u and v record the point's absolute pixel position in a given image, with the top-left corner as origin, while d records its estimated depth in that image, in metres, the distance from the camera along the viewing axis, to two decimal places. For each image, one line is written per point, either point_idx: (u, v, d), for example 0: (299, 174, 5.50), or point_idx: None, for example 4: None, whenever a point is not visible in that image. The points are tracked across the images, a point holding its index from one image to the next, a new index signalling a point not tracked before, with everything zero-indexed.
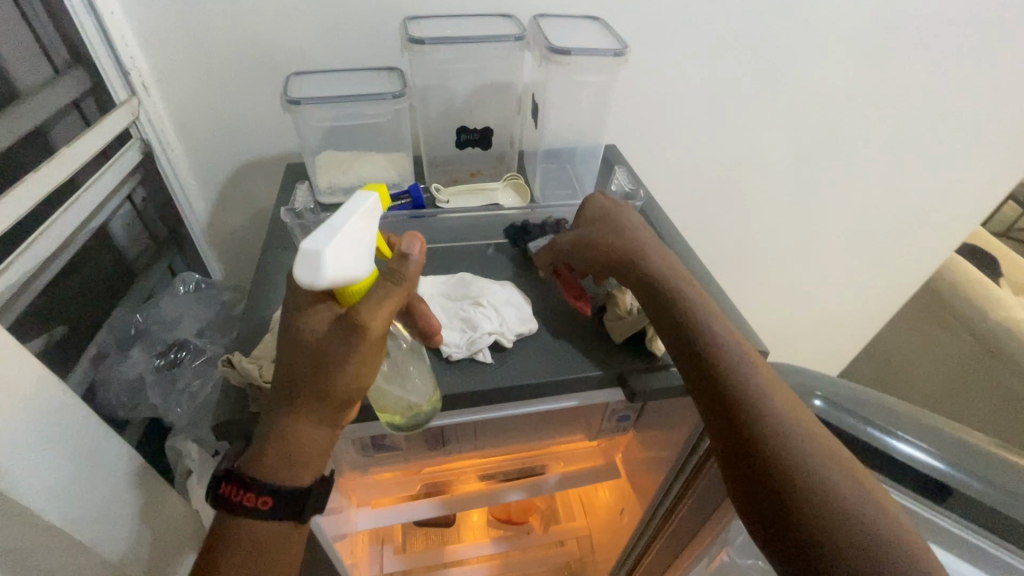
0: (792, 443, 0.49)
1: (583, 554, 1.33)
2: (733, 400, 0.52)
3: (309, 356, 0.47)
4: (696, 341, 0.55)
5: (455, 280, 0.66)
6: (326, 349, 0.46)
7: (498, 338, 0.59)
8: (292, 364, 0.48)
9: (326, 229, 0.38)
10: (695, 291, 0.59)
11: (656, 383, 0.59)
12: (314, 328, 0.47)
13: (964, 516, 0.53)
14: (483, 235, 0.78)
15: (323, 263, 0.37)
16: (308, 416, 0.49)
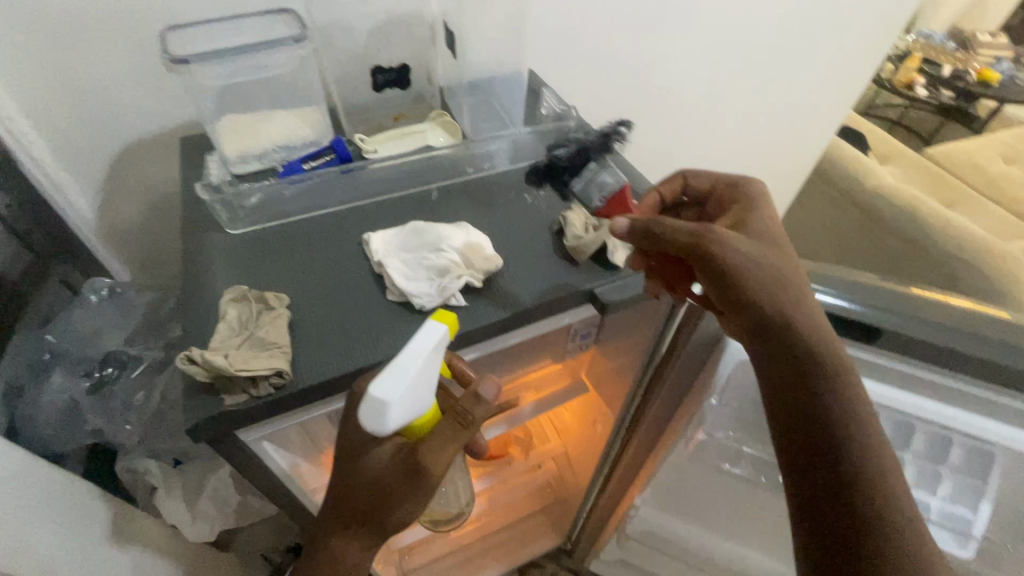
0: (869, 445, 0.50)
1: (563, 471, 1.42)
2: (831, 431, 0.51)
3: (367, 493, 0.53)
4: (808, 368, 0.53)
5: (409, 231, 0.64)
6: (386, 485, 0.52)
7: (468, 279, 0.59)
8: (353, 493, 0.54)
9: (393, 376, 0.41)
10: (815, 312, 0.56)
11: (624, 292, 0.62)
12: (379, 460, 0.53)
13: (896, 349, 0.61)
14: (424, 180, 0.75)
15: (388, 414, 0.41)
16: (356, 538, 0.57)
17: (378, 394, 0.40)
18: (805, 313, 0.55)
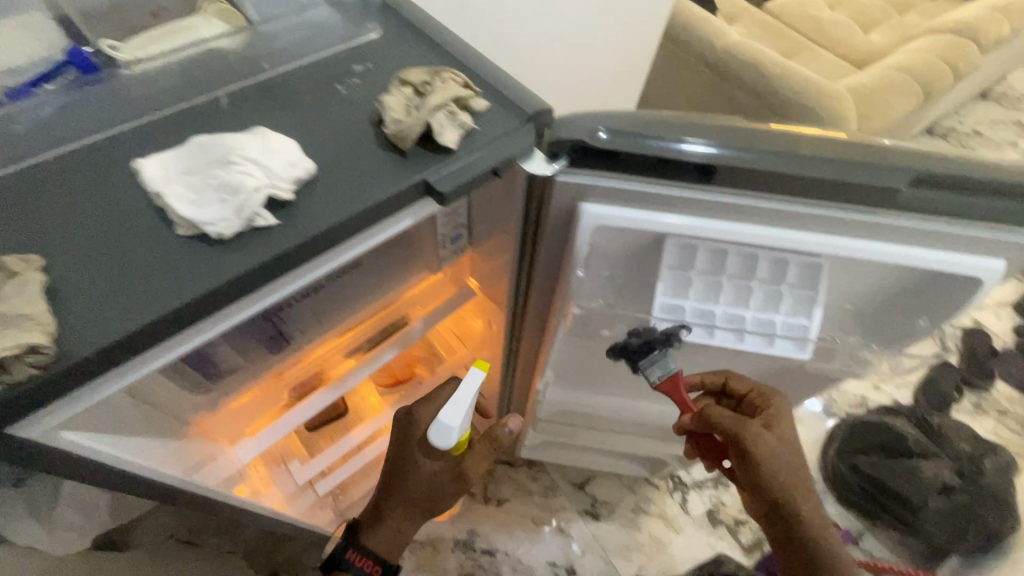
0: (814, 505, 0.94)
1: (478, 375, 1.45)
2: (810, 546, 0.93)
3: (427, 487, 1.11)
4: (806, 538, 0.94)
5: (192, 147, 0.53)
6: (436, 487, 1.11)
7: (271, 193, 0.51)
8: (418, 484, 1.11)
9: (452, 408, 0.88)
10: (809, 502, 0.94)
11: (464, 176, 0.56)
12: (433, 471, 1.09)
13: (738, 188, 0.62)
14: (205, 89, 0.61)
15: (450, 428, 0.88)
16: (414, 503, 1.13)
17: (446, 419, 0.88)
18: (790, 450, 0.93)
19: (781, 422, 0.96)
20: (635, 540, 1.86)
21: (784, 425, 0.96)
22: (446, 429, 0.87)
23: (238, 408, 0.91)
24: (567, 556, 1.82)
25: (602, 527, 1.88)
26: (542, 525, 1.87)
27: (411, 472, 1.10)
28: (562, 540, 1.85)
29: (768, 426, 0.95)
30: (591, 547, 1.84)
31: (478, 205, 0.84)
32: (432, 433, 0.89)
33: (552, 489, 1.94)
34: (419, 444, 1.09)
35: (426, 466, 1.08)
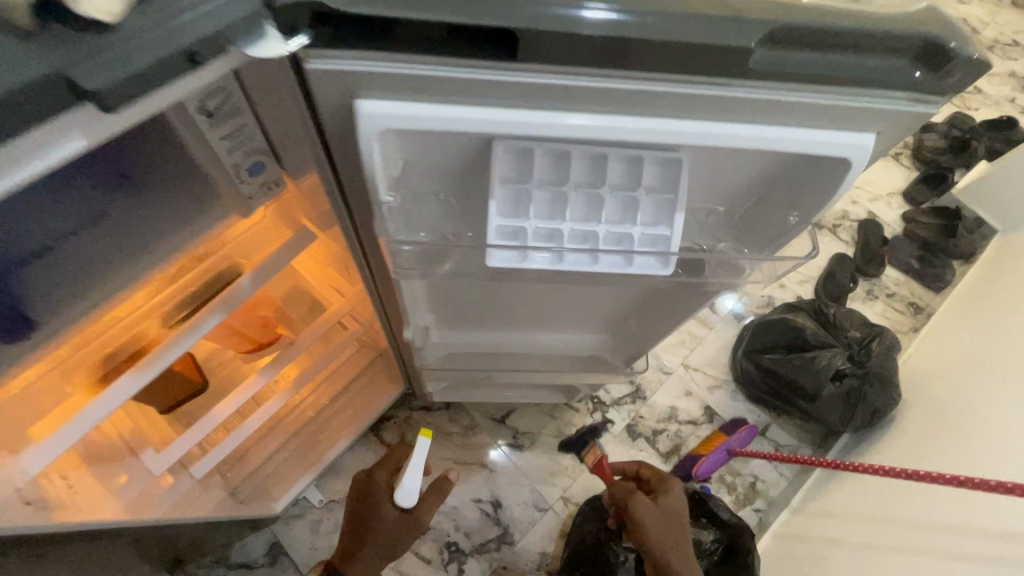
0: (688, 550, 1.18)
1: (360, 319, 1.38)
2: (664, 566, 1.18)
3: (387, 534, 1.32)
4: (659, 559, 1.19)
5: None
6: (398, 532, 1.32)
7: None
8: (386, 540, 1.33)
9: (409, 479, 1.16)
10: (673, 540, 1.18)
11: (117, 73, 0.45)
12: (389, 517, 1.31)
13: (516, 58, 0.52)
14: None
15: (409, 495, 1.16)
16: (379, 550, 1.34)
17: (407, 486, 1.16)
18: (668, 526, 1.19)
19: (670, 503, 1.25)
20: (559, 465, 1.87)
21: (673, 502, 1.26)
22: (408, 492, 1.16)
23: (13, 403, 0.81)
24: (492, 490, 1.81)
25: (525, 457, 1.87)
26: (464, 465, 1.84)
27: (376, 523, 1.33)
28: (486, 475, 1.83)
29: (664, 509, 1.21)
30: (516, 478, 1.84)
31: (260, 91, 0.67)
32: (398, 495, 1.16)
33: (472, 428, 1.89)
34: (381, 497, 1.33)
35: (386, 517, 1.32)
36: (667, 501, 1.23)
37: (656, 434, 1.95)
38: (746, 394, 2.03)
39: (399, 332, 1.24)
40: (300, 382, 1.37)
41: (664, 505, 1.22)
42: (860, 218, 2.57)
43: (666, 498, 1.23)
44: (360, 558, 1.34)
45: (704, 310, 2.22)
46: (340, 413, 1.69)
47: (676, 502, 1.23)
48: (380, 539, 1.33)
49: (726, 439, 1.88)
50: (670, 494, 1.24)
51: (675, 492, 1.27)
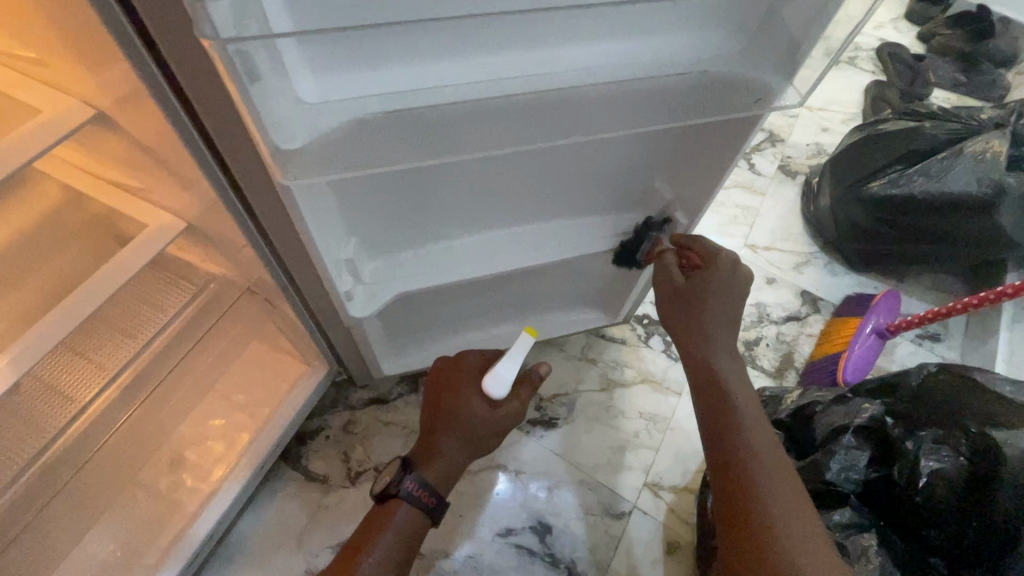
0: (775, 474, 0.60)
1: (172, 198, 0.66)
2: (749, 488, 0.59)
3: (486, 435, 0.70)
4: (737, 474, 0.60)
5: None
6: (495, 433, 0.70)
7: None
8: (480, 438, 0.70)
9: (504, 360, 0.65)
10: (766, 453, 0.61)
11: None
12: (487, 411, 0.69)
13: None
14: None
15: (501, 382, 0.64)
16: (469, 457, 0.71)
17: (502, 371, 0.65)
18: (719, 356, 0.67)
19: (719, 283, 0.67)
20: (626, 433, 1.10)
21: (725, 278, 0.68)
22: (507, 380, 0.64)
23: None
24: (528, 506, 1.01)
25: (568, 437, 1.09)
26: (467, 477, 1.03)
27: (465, 417, 0.69)
28: (510, 483, 1.03)
29: (678, 293, 0.69)
30: (561, 472, 1.05)
31: None
32: (488, 386, 0.64)
33: None
34: (471, 382, 0.70)
35: (479, 411, 0.69)
36: (700, 280, 0.67)
37: (752, 348, 1.24)
38: (848, 260, 1.37)
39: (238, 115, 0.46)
40: (35, 352, 0.60)
41: (687, 285, 0.68)
42: (874, 45, 2.00)
43: (695, 278, 0.68)
44: (444, 458, 0.69)
45: (745, 175, 1.57)
46: (211, 442, 0.90)
47: (715, 287, 0.67)
48: (476, 441, 0.70)
49: (865, 317, 1.17)
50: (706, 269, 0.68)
51: (722, 263, 0.68)
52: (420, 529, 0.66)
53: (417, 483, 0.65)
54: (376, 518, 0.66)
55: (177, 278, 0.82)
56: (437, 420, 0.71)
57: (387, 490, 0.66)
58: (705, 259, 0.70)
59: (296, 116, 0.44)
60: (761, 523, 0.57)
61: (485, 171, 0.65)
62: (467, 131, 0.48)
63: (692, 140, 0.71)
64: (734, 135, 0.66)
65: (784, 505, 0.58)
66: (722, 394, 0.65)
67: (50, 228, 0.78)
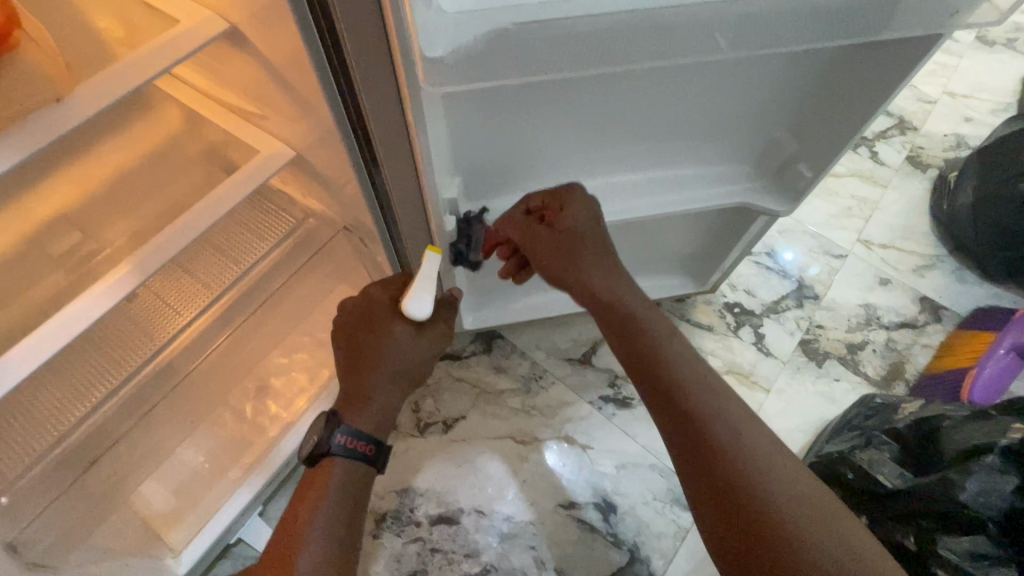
0: (755, 453, 0.54)
1: (286, 126, 0.68)
2: (730, 471, 0.52)
3: (415, 368, 0.68)
4: (711, 451, 0.54)
5: None
6: (420, 365, 0.68)
7: None
8: (412, 375, 0.68)
9: (418, 282, 0.62)
10: (743, 430, 0.56)
11: None
12: (414, 345, 0.66)
13: None
14: None
15: (417, 303, 0.62)
16: (402, 392, 0.69)
17: (419, 296, 0.62)
18: (675, 346, 0.64)
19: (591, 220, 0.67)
20: None
21: (579, 221, 0.66)
22: (426, 301, 0.62)
23: None
24: (593, 483, 0.97)
25: (641, 419, 1.04)
26: (531, 444, 1.00)
27: (393, 352, 0.65)
28: (574, 457, 1.00)
29: (547, 249, 0.68)
30: (630, 452, 1.00)
31: None
32: (407, 309, 0.62)
33: (535, 381, 1.07)
34: (392, 317, 0.66)
35: (408, 344, 0.66)
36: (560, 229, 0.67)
37: (855, 352, 1.13)
38: (983, 266, 1.20)
39: (375, 21, 0.43)
40: (155, 263, 0.63)
41: (557, 243, 0.67)
42: None
43: (558, 227, 0.67)
44: (376, 401, 0.66)
45: (865, 164, 1.40)
46: (295, 373, 0.93)
47: (585, 228, 0.67)
48: (409, 376, 0.67)
49: (1004, 332, 1.03)
50: (565, 216, 0.66)
51: (576, 203, 0.67)
52: (364, 480, 0.65)
53: (350, 435, 0.64)
54: (314, 479, 0.64)
55: (277, 211, 0.82)
56: (362, 365, 0.66)
57: (319, 449, 0.64)
58: (558, 202, 0.67)
59: (438, 24, 0.40)
60: (711, 431, 0.55)
61: (598, 104, 0.59)
62: (609, 45, 0.43)
63: (837, 79, 0.62)
64: (890, 78, 0.56)
65: (776, 487, 0.51)
66: (655, 362, 0.62)
67: (170, 153, 0.81)
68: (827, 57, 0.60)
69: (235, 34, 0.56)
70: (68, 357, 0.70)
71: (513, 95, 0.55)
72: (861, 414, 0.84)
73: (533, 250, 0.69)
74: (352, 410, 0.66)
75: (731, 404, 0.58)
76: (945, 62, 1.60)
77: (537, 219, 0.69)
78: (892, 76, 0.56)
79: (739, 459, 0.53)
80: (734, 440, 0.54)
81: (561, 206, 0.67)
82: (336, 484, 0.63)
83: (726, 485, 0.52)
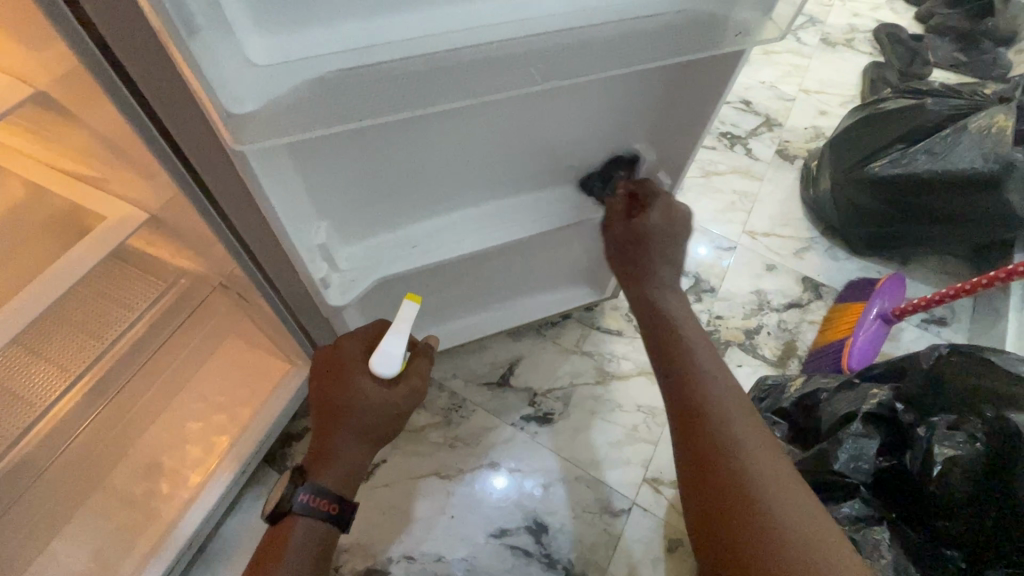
0: (763, 468, 0.52)
1: (130, 187, 0.63)
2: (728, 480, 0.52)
3: (388, 423, 0.64)
4: (714, 459, 0.53)
5: None
6: (394, 419, 0.64)
7: None
8: (383, 430, 0.64)
9: (390, 334, 0.59)
10: (753, 442, 0.54)
11: None
12: (384, 400, 0.62)
13: None
14: None
15: (388, 356, 0.59)
16: (374, 448, 0.65)
17: (388, 348, 0.59)
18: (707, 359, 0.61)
19: (665, 248, 0.68)
20: (623, 427, 1.06)
21: (660, 219, 0.68)
22: (395, 356, 0.59)
23: None
24: (523, 506, 0.97)
25: (564, 432, 1.05)
26: (458, 477, 0.99)
27: (359, 407, 0.62)
28: (504, 481, 0.99)
29: (623, 243, 0.70)
30: (557, 469, 1.01)
31: None
32: (374, 363, 0.59)
33: (456, 411, 1.05)
34: (358, 368, 0.64)
35: (374, 399, 0.62)
36: (643, 230, 0.68)
37: (753, 336, 1.20)
38: (849, 243, 1.33)
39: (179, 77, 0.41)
40: None
41: (638, 241, 0.68)
42: (872, 26, 1.93)
43: (637, 227, 0.69)
44: (342, 457, 0.62)
45: (742, 161, 1.52)
46: (188, 446, 0.86)
47: (656, 235, 0.68)
48: (376, 431, 0.63)
49: (870, 301, 1.14)
50: (649, 214, 0.68)
51: (659, 208, 0.68)
52: (326, 541, 0.62)
53: (313, 493, 0.61)
54: (274, 541, 0.61)
55: (144, 275, 0.78)
56: (327, 419, 0.63)
57: (280, 508, 0.61)
58: (651, 202, 0.70)
59: (246, 77, 0.39)
60: (718, 445, 0.54)
61: (453, 136, 0.60)
62: (427, 83, 0.44)
63: (673, 96, 0.67)
64: (713, 89, 0.63)
65: (775, 498, 0.50)
66: (680, 377, 0.60)
67: (3, 227, 0.73)
68: (661, 74, 0.64)
69: (44, 98, 0.52)
70: None
71: (361, 137, 0.55)
72: (757, 396, 0.88)
73: (621, 248, 0.71)
74: (322, 469, 0.62)
75: (745, 418, 0.56)
76: (797, 64, 1.79)
77: (628, 209, 0.72)
78: (710, 91, 0.63)
79: (739, 470, 0.52)
80: (737, 455, 0.53)
81: (647, 203, 0.70)
82: (298, 545, 0.59)
83: (721, 495, 0.52)
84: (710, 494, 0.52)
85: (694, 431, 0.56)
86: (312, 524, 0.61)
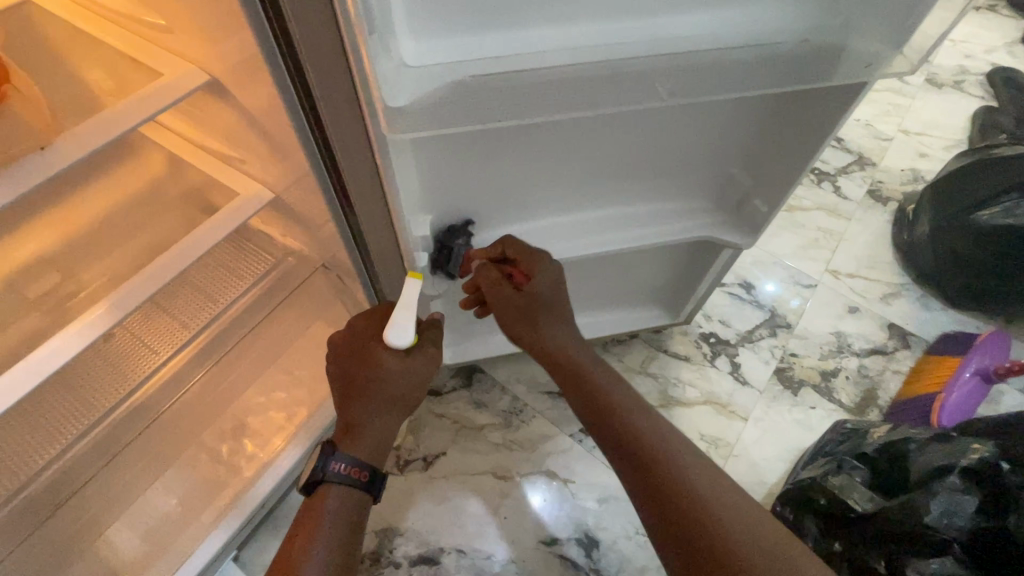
0: (697, 480, 0.59)
1: (264, 169, 0.70)
2: (667, 493, 0.58)
3: (405, 394, 0.67)
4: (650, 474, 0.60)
5: None
6: (411, 390, 0.67)
7: None
8: (403, 401, 0.67)
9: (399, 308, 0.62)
10: (687, 465, 0.60)
11: None
12: (403, 371, 0.65)
13: None
14: None
15: (399, 329, 0.61)
16: (395, 418, 0.68)
17: (399, 322, 0.62)
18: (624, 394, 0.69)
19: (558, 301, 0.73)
20: None
21: (541, 281, 0.70)
22: (407, 328, 0.61)
23: None
24: (574, 518, 0.96)
25: None
26: (512, 479, 1.00)
27: (383, 380, 0.65)
28: (558, 491, 0.99)
29: (522, 310, 0.72)
30: (612, 486, 1.00)
31: None
32: (388, 336, 0.61)
33: (515, 415, 1.07)
34: (378, 343, 0.66)
35: (394, 370, 0.65)
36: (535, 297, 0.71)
37: (829, 379, 1.15)
38: (944, 293, 1.25)
39: (342, 70, 0.46)
40: (132, 300, 0.63)
41: (528, 304, 0.72)
42: (985, 69, 1.82)
43: (526, 290, 0.71)
44: (371, 428, 0.66)
45: (829, 198, 1.47)
46: (272, 412, 0.92)
47: (548, 294, 0.71)
48: (396, 402, 0.67)
49: (967, 358, 1.06)
50: (534, 282, 0.70)
51: (543, 269, 0.69)
52: (358, 508, 0.64)
53: (346, 461, 0.64)
54: (306, 512, 0.63)
55: (257, 250, 0.85)
56: (353, 393, 0.66)
57: (313, 478, 0.63)
58: (524, 266, 0.70)
59: (401, 79, 0.44)
60: (657, 464, 0.60)
61: (560, 146, 0.63)
62: (550, 94, 0.47)
63: (781, 121, 0.67)
64: (828, 118, 0.61)
65: (717, 512, 0.55)
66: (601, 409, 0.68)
67: (149, 197, 0.83)
68: (770, 100, 0.65)
69: (214, 84, 0.59)
70: (43, 398, 0.71)
71: (479, 139, 0.59)
72: (836, 439, 0.85)
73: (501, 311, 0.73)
74: (351, 438, 0.65)
75: (675, 443, 0.63)
76: (897, 103, 1.71)
77: (506, 279, 0.72)
78: (824, 121, 0.61)
79: (679, 486, 0.58)
80: (674, 469, 0.60)
81: (528, 271, 0.70)
82: (330, 513, 0.62)
83: (668, 512, 0.57)
84: (659, 507, 0.58)
85: (633, 455, 0.62)
86: (342, 495, 0.63)
